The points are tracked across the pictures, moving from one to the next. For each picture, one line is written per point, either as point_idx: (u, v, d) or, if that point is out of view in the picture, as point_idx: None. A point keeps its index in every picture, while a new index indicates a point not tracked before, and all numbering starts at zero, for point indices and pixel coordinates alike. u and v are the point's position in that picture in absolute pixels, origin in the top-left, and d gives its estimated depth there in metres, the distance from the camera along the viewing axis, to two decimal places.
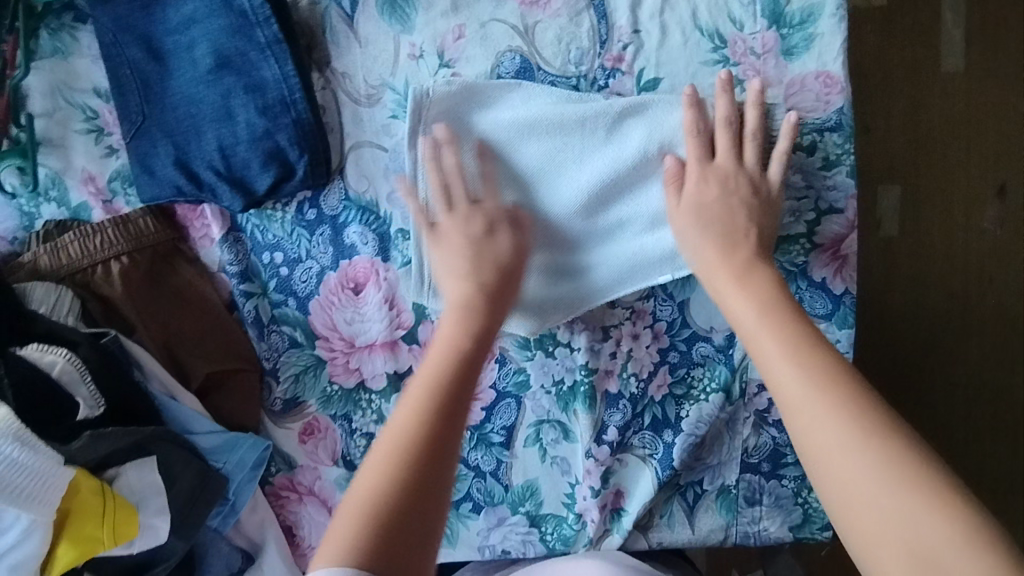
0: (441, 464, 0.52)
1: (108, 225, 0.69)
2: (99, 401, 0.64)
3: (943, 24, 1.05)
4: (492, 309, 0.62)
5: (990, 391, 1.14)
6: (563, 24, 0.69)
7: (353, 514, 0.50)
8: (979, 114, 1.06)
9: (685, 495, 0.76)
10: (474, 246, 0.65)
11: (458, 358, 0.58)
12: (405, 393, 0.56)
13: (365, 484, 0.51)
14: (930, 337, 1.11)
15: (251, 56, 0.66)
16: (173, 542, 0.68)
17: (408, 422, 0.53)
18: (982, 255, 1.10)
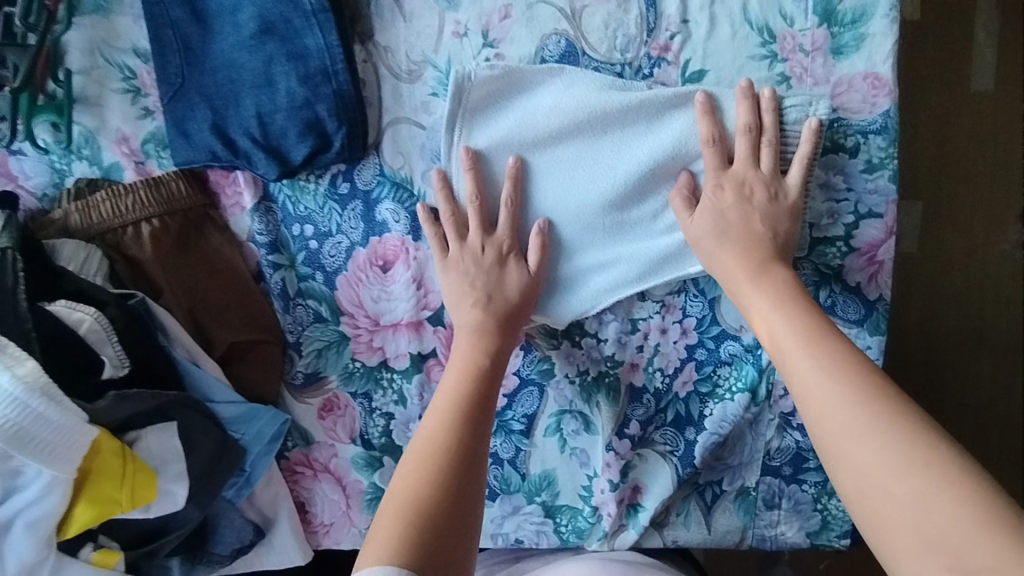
0: (472, 468, 0.59)
1: (140, 186, 0.68)
2: (124, 362, 0.63)
3: (976, 41, 1.02)
4: (504, 331, 0.68)
5: (1000, 417, 1.15)
6: (610, 9, 0.68)
7: (393, 514, 0.55)
8: (1010, 133, 1.04)
9: (703, 494, 0.76)
10: (486, 276, 0.68)
11: (475, 379, 0.65)
12: (428, 415, 0.63)
13: (401, 489, 0.57)
14: (941, 358, 1.13)
15: (296, 23, 0.65)
16: (189, 510, 0.67)
17: (437, 436, 0.60)
18: (1006, 275, 1.09)
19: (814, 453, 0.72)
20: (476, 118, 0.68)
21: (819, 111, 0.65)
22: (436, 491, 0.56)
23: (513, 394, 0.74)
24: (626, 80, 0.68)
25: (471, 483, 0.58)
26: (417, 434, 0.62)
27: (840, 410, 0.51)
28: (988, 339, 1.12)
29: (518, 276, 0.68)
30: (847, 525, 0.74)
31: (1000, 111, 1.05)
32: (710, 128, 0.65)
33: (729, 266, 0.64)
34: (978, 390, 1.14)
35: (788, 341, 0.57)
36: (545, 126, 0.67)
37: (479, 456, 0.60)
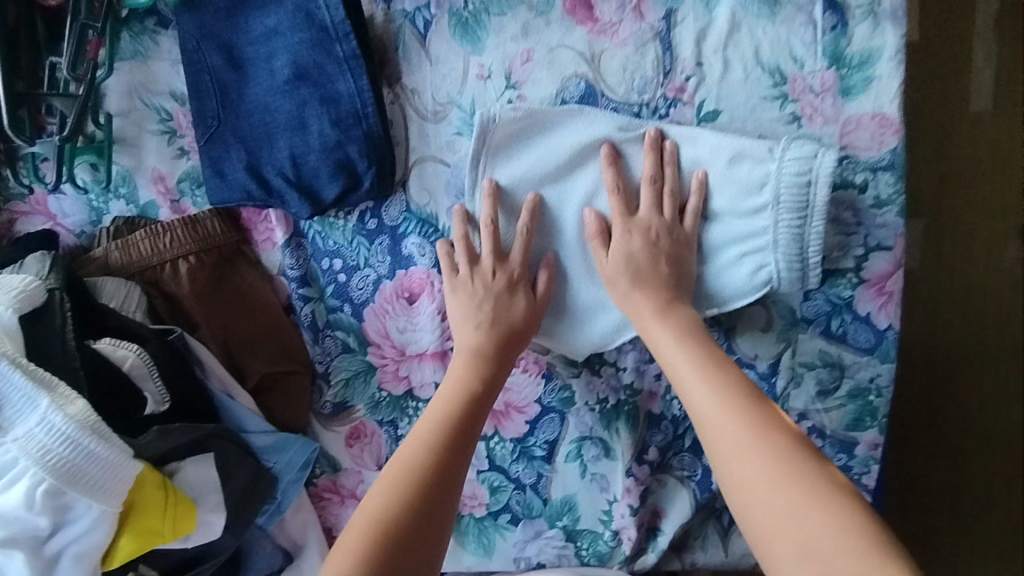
0: (445, 493, 0.59)
1: (177, 224, 0.71)
2: (164, 398, 0.65)
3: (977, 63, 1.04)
4: (502, 357, 0.69)
5: (986, 427, 1.18)
6: (628, 53, 0.71)
7: (361, 528, 0.56)
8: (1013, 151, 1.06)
9: (721, 517, 0.77)
10: (493, 301, 0.70)
11: (466, 399, 0.65)
12: (412, 434, 0.63)
13: (371, 504, 0.58)
14: (945, 374, 1.12)
15: (329, 69, 0.68)
16: (225, 539, 0.69)
17: (416, 455, 0.61)
18: (1003, 293, 1.11)
19: None
20: (500, 158, 0.71)
21: (824, 166, 0.65)
22: (405, 511, 0.57)
23: (535, 421, 0.77)
24: (643, 121, 0.71)
25: (440, 506, 0.58)
26: (399, 449, 0.63)
27: (739, 450, 0.54)
28: (981, 354, 1.13)
29: (523, 306, 0.70)
30: None
31: None
32: (651, 167, 0.69)
33: (636, 301, 0.68)
34: (970, 406, 1.16)
35: (694, 383, 0.60)
36: (562, 164, 0.71)
37: (457, 478, 0.61)
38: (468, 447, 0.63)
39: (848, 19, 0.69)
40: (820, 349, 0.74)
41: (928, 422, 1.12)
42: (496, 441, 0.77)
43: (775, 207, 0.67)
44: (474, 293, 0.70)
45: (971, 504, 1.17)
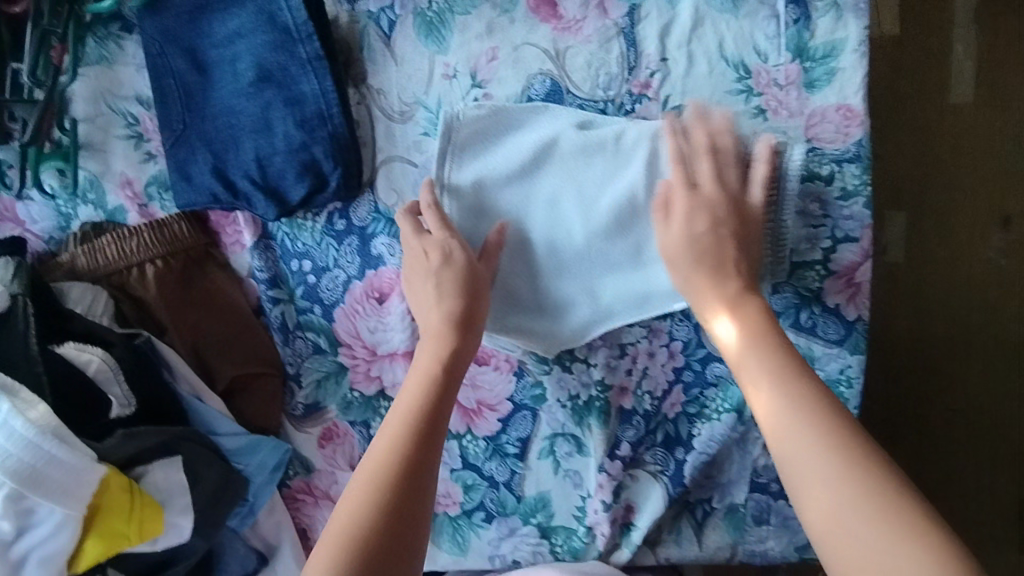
0: (419, 493, 0.57)
1: (144, 228, 0.71)
2: (130, 401, 0.65)
3: (954, 57, 1.07)
4: (464, 329, 0.66)
5: (997, 423, 1.12)
6: (593, 50, 0.71)
7: (337, 532, 0.54)
8: (998, 141, 1.08)
9: (694, 511, 0.77)
10: (433, 275, 0.67)
11: (435, 386, 0.62)
12: (383, 431, 0.61)
13: (344, 508, 0.56)
14: (927, 367, 1.12)
15: (292, 70, 0.68)
16: (195, 541, 0.69)
17: (389, 453, 0.58)
18: (987, 287, 1.10)
19: None
20: (467, 155, 0.71)
21: (796, 156, 0.67)
22: (380, 514, 0.55)
23: (507, 418, 0.77)
24: (608, 117, 0.71)
25: (416, 507, 0.56)
26: (371, 447, 0.60)
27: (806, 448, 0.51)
28: (971, 344, 1.11)
29: (455, 275, 0.67)
30: None
31: (981, 128, 1.08)
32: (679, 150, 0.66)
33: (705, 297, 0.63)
34: (967, 396, 1.12)
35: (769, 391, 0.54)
36: (529, 159, 0.70)
37: (429, 475, 0.58)
38: (440, 440, 0.60)
39: (810, 12, 0.69)
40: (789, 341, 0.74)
41: (911, 411, 1.12)
42: (468, 439, 0.77)
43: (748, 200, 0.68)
44: (422, 280, 0.68)
45: (978, 503, 1.12)
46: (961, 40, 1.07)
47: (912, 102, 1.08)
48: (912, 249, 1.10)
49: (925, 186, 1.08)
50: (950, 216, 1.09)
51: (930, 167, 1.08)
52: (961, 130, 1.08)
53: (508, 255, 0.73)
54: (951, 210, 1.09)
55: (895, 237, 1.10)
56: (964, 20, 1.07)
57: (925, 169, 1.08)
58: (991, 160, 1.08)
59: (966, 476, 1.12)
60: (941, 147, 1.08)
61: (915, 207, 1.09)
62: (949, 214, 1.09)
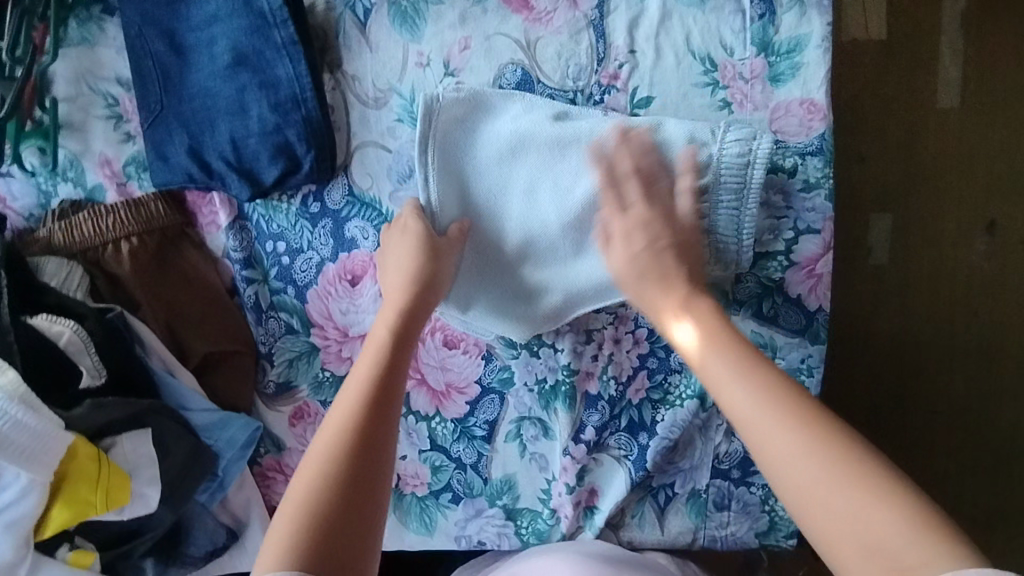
0: (378, 459, 0.55)
1: (121, 206, 0.73)
2: (101, 372, 0.67)
3: (940, 62, 1.08)
4: (419, 303, 0.68)
5: (976, 423, 1.14)
6: (563, 41, 0.73)
7: (295, 504, 0.52)
8: (981, 148, 1.09)
9: (656, 496, 0.78)
10: (399, 240, 0.70)
11: (385, 358, 0.62)
12: (336, 404, 0.59)
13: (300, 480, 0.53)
14: (910, 367, 1.13)
15: (267, 54, 0.70)
16: (162, 512, 0.71)
17: (343, 422, 0.56)
18: (969, 290, 1.12)
19: None
20: (445, 138, 0.71)
21: (762, 146, 0.67)
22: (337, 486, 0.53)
23: (475, 401, 0.78)
24: (578, 107, 0.72)
25: (377, 472, 0.55)
26: (325, 421, 0.58)
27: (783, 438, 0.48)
28: (955, 350, 1.13)
29: (413, 243, 0.69)
30: (793, 525, 0.77)
31: (966, 133, 1.09)
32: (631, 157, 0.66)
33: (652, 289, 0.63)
34: (949, 401, 1.13)
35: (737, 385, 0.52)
36: (506, 147, 0.71)
37: (388, 440, 0.57)
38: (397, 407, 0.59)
39: (776, 8, 0.70)
40: (752, 330, 0.75)
41: (893, 413, 1.14)
42: (437, 421, 0.79)
43: (716, 185, 0.68)
44: (390, 256, 0.70)
45: (953, 500, 1.14)
46: (949, 44, 1.08)
47: (896, 104, 1.08)
48: (896, 251, 1.11)
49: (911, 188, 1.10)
50: (934, 219, 1.10)
51: (915, 170, 1.09)
52: (945, 135, 1.09)
53: (478, 244, 0.74)
54: (933, 215, 1.10)
55: (880, 238, 1.11)
56: (950, 26, 1.08)
57: (909, 174, 1.09)
58: (974, 166, 1.09)
59: (944, 475, 1.14)
60: (926, 150, 1.09)
61: (901, 209, 1.10)
62: (933, 216, 1.10)
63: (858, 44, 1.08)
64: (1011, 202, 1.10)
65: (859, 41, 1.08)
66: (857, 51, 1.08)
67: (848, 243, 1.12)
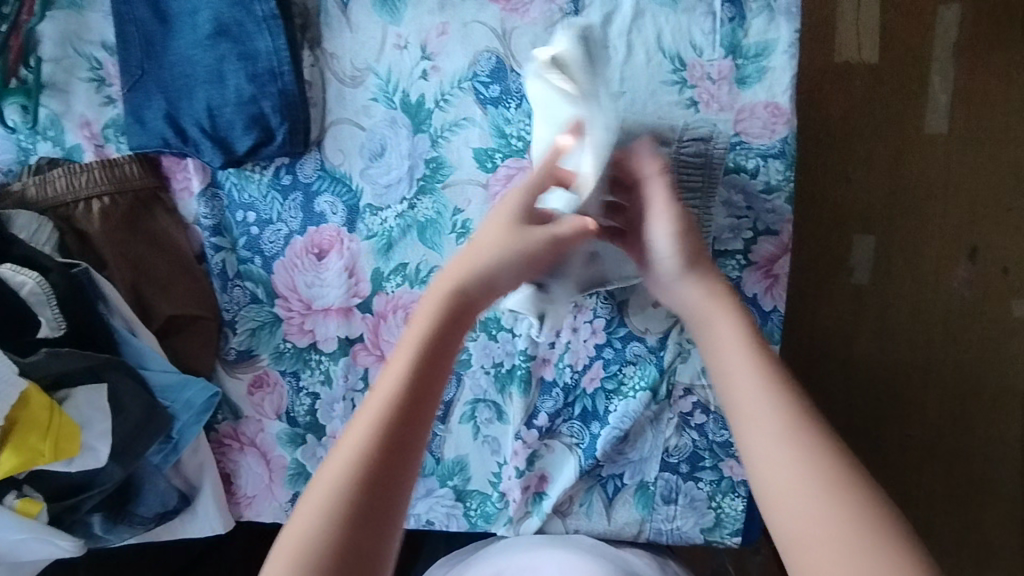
0: (383, 520, 0.46)
1: (95, 166, 0.75)
2: (61, 325, 0.69)
3: (928, 87, 1.10)
4: (456, 326, 0.54)
5: (945, 446, 1.14)
6: (538, 32, 0.74)
7: (284, 570, 0.44)
8: (965, 175, 1.10)
9: (605, 486, 0.78)
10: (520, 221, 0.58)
11: (425, 359, 0.52)
12: (344, 437, 0.49)
13: (296, 532, 0.45)
14: (879, 384, 1.14)
15: (248, 27, 0.72)
16: (111, 467, 0.71)
17: (350, 471, 0.47)
18: (947, 314, 1.12)
19: (709, 451, 0.76)
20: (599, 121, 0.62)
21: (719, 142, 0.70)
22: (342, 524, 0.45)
23: None
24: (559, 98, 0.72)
25: (379, 538, 0.46)
26: (330, 454, 0.49)
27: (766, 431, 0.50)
28: (930, 372, 1.13)
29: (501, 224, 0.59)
30: (739, 522, 0.77)
31: (950, 157, 1.10)
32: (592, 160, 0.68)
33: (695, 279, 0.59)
34: (924, 424, 1.14)
35: (745, 375, 0.53)
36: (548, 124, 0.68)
37: (396, 498, 0.47)
38: (412, 453, 0.49)
39: (745, 12, 0.72)
40: None
41: (865, 430, 1.14)
42: None
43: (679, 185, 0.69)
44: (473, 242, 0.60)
45: (920, 523, 1.14)
46: (938, 70, 1.09)
47: (879, 123, 1.10)
48: (877, 272, 1.13)
49: (892, 207, 1.11)
50: (911, 240, 1.12)
51: (898, 192, 1.11)
52: (929, 159, 1.10)
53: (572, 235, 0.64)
54: (916, 239, 1.12)
55: (862, 260, 1.13)
56: (942, 53, 1.09)
57: (892, 196, 1.11)
58: (959, 193, 1.10)
59: (913, 497, 1.14)
60: (910, 173, 1.10)
61: (883, 229, 1.12)
62: (910, 237, 1.12)
63: (850, 66, 1.10)
64: (992, 229, 1.11)
65: (852, 63, 1.10)
66: (847, 73, 1.10)
67: (830, 261, 1.13)
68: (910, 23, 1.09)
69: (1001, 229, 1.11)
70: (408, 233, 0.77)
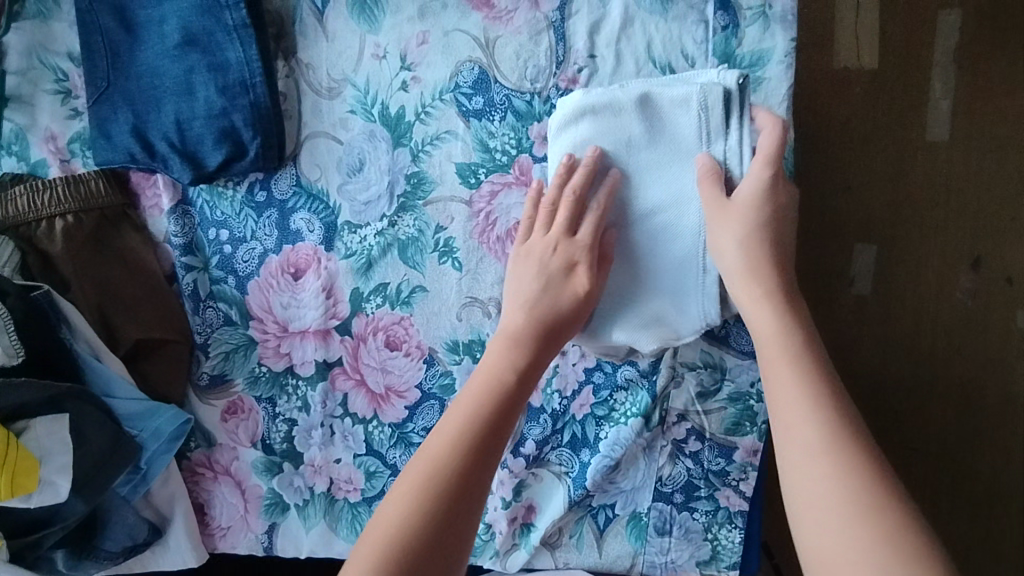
0: (456, 521, 0.51)
1: (59, 182, 0.71)
2: (19, 352, 0.64)
3: (930, 93, 1.06)
4: (544, 346, 0.62)
5: (949, 463, 1.10)
6: (522, 41, 0.71)
7: (388, 529, 0.50)
8: (970, 183, 1.06)
9: (596, 517, 0.75)
10: (551, 275, 0.64)
11: (521, 351, 0.61)
12: (437, 431, 0.56)
13: (398, 503, 0.51)
14: (886, 399, 1.10)
15: (218, 36, 0.69)
16: (73, 502, 0.67)
17: (444, 460, 0.53)
18: (951, 326, 1.08)
19: (704, 481, 0.73)
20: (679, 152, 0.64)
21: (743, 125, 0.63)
22: (438, 494, 0.51)
23: (414, 407, 0.74)
24: (587, 112, 0.65)
25: (448, 546, 0.50)
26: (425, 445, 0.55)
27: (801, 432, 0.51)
28: (937, 387, 1.09)
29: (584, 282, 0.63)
30: (737, 555, 0.73)
31: (953, 164, 1.06)
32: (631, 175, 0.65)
33: (744, 286, 0.60)
34: (931, 441, 1.10)
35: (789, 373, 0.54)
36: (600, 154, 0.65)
37: (477, 489, 0.52)
38: (490, 457, 0.54)
39: (739, 20, 0.69)
40: (702, 349, 0.72)
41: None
42: (374, 425, 0.75)
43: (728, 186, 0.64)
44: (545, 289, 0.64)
45: None
46: (939, 76, 1.06)
47: (882, 131, 1.06)
48: (880, 283, 1.09)
49: (895, 218, 1.07)
50: (916, 252, 1.08)
51: (902, 201, 1.07)
52: (932, 168, 1.06)
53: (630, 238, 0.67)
54: (922, 250, 1.08)
55: (865, 267, 1.09)
56: (944, 59, 1.05)
57: (896, 206, 1.07)
58: (964, 201, 1.07)
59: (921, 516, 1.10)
60: (913, 180, 1.06)
61: (887, 239, 1.08)
62: (914, 249, 1.08)
63: (850, 73, 1.05)
64: (996, 238, 1.08)
65: (851, 70, 1.05)
66: (846, 79, 1.06)
67: (828, 272, 1.09)
68: (913, 28, 1.05)
69: (1006, 238, 1.07)
70: (388, 252, 0.73)
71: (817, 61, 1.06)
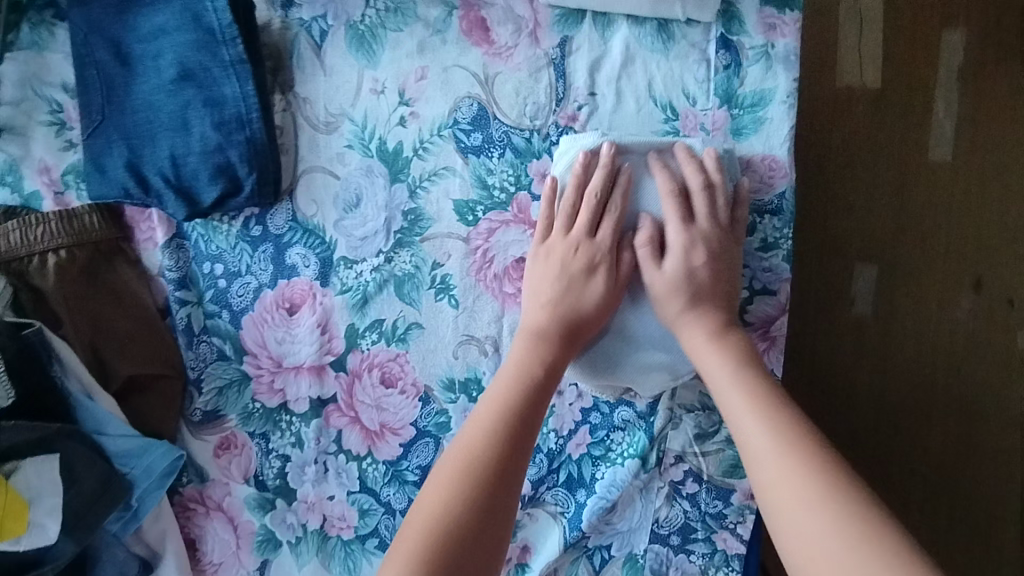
0: (492, 520, 0.54)
1: (53, 217, 0.70)
2: (10, 393, 0.64)
3: (934, 114, 1.05)
4: (568, 345, 0.64)
5: (949, 489, 1.09)
6: (521, 78, 0.70)
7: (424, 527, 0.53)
8: (972, 208, 1.05)
9: (592, 558, 0.74)
10: (570, 279, 0.65)
11: (542, 355, 0.63)
12: (468, 428, 0.59)
13: (433, 504, 0.54)
14: (888, 424, 1.09)
15: (214, 71, 0.68)
16: (63, 543, 0.66)
17: (479, 449, 0.57)
18: (951, 351, 1.07)
19: (701, 523, 0.71)
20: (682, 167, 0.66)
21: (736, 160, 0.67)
22: (473, 494, 0.54)
23: (409, 444, 0.73)
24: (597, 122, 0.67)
25: (486, 545, 0.53)
26: (456, 442, 0.59)
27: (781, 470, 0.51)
28: (936, 414, 1.08)
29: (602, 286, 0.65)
30: None
31: (954, 185, 1.05)
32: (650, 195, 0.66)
33: (691, 325, 0.63)
34: (931, 468, 1.09)
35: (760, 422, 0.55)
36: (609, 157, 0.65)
37: (511, 489, 0.56)
38: (519, 459, 0.57)
39: (741, 59, 0.68)
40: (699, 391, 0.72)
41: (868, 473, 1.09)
42: (368, 462, 0.74)
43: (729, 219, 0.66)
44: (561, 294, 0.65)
45: None
46: (943, 96, 1.05)
47: (884, 155, 1.05)
48: (880, 308, 1.08)
49: (897, 240, 1.06)
50: (916, 277, 1.07)
51: (903, 225, 1.06)
52: (933, 194, 1.06)
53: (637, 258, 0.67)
54: (922, 277, 1.07)
55: (864, 291, 1.08)
56: (947, 83, 1.04)
57: (895, 233, 1.06)
58: (964, 225, 1.06)
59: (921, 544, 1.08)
60: (914, 201, 1.06)
61: (887, 260, 1.07)
62: (915, 275, 1.07)
63: (853, 91, 1.05)
64: (999, 261, 1.06)
65: (853, 88, 1.05)
66: (848, 100, 1.05)
67: (828, 295, 1.09)
68: (917, 53, 1.04)
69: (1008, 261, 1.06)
70: (384, 288, 0.73)
71: (817, 87, 1.05)
